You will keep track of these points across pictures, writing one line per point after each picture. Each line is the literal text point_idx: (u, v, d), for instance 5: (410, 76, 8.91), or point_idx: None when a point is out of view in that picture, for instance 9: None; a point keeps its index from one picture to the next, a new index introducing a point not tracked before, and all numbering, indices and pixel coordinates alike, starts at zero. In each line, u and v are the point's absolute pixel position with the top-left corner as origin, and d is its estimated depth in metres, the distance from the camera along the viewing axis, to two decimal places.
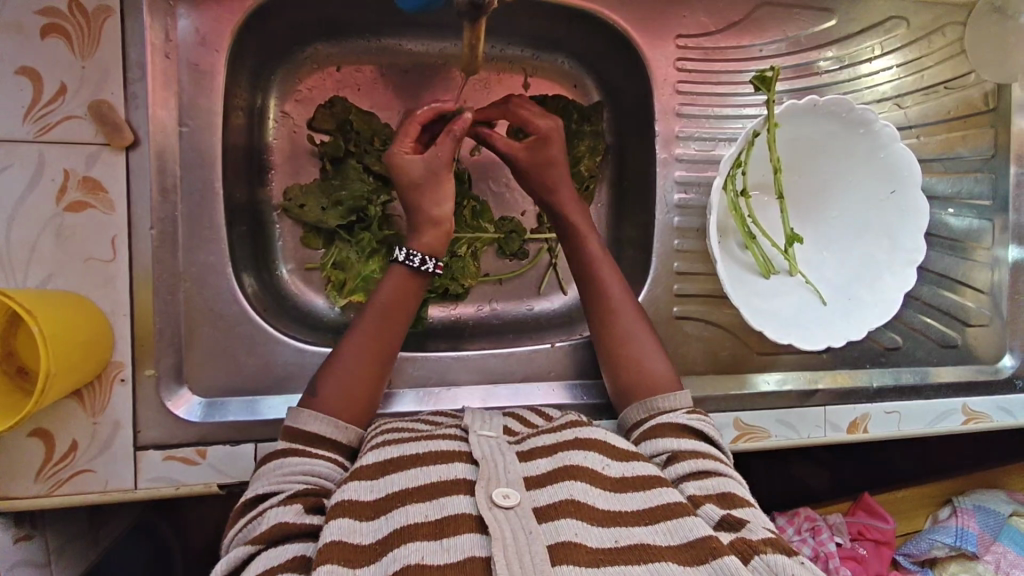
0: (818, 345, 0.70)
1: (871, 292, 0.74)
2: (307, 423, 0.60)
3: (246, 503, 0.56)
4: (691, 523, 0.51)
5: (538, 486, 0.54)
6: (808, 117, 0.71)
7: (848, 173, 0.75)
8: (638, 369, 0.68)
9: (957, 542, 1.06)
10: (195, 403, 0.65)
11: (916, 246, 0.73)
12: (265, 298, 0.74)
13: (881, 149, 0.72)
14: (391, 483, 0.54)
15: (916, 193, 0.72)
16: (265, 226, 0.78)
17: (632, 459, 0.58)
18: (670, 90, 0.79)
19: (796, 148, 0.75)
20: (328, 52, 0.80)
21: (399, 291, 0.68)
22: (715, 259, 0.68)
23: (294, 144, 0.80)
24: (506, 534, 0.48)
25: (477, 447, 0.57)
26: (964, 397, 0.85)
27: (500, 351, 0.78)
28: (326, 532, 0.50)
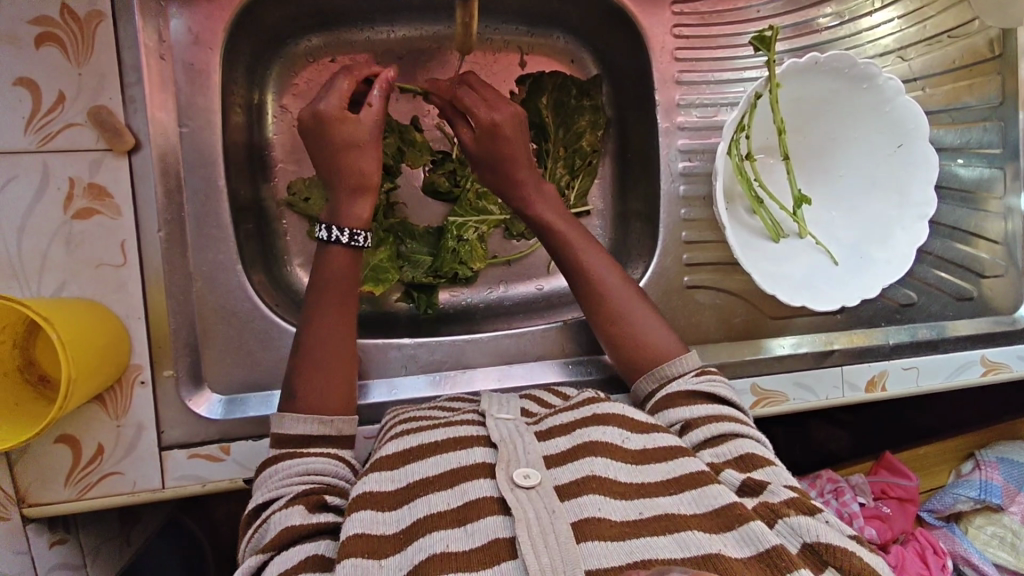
0: (831, 308, 0.70)
1: (882, 249, 0.73)
2: (291, 426, 0.60)
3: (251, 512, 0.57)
4: (714, 491, 0.51)
5: (559, 464, 0.54)
6: (808, 75, 0.69)
7: (855, 132, 0.74)
8: (640, 347, 0.68)
9: (981, 495, 1.08)
10: (216, 401, 0.65)
11: (926, 198, 0.72)
12: (277, 294, 0.75)
13: (886, 103, 0.71)
14: (413, 471, 0.55)
15: (926, 144, 0.71)
16: (270, 223, 0.78)
17: (650, 431, 0.58)
18: (668, 57, 0.78)
19: (799, 108, 0.73)
20: (320, 44, 0.80)
21: (347, 266, 0.67)
22: (724, 226, 0.67)
23: (293, 139, 0.80)
24: (530, 513, 0.48)
25: (495, 430, 0.58)
26: (982, 349, 0.85)
27: (511, 332, 0.78)
28: (348, 527, 0.51)
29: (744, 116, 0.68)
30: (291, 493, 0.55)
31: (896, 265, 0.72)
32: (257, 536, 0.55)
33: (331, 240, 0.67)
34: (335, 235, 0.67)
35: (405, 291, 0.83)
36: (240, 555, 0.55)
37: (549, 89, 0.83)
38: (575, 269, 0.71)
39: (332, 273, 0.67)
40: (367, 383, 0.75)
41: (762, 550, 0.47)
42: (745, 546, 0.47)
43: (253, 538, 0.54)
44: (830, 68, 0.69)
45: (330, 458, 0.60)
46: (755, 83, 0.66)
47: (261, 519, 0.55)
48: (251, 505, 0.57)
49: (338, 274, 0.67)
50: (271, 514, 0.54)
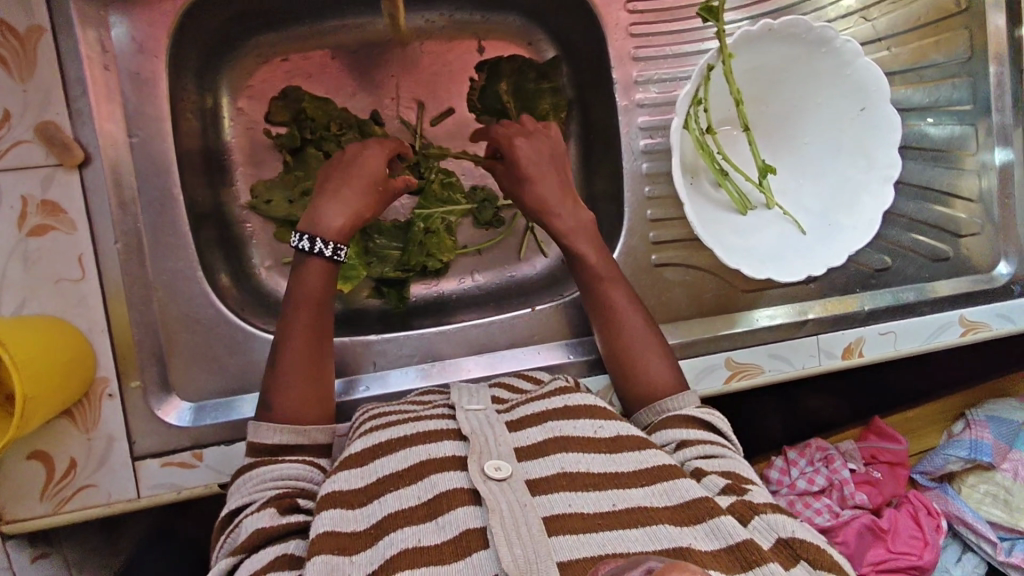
0: (796, 278, 0.69)
1: (849, 214, 0.71)
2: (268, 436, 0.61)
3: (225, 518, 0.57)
4: (685, 484, 0.53)
5: (530, 457, 0.54)
6: (763, 42, 0.67)
7: (819, 96, 0.72)
8: (643, 382, 0.68)
9: (972, 454, 1.08)
10: (185, 409, 0.66)
11: (891, 159, 0.70)
12: (245, 297, 0.76)
13: (847, 66, 0.68)
14: (381, 467, 0.56)
15: (888, 107, 0.69)
16: (234, 227, 0.78)
17: (622, 422, 0.59)
18: (622, 34, 0.76)
19: (757, 76, 0.71)
20: (273, 43, 0.79)
21: (321, 280, 0.66)
22: (683, 202, 0.66)
23: (253, 141, 0.79)
24: (502, 502, 0.48)
25: (465, 423, 0.57)
26: (960, 309, 0.84)
27: (480, 322, 0.78)
28: (319, 523, 0.51)
29: (698, 89, 0.66)
30: (264, 497, 0.55)
31: (863, 230, 0.70)
32: (230, 542, 0.55)
33: (312, 250, 0.66)
34: (316, 247, 0.66)
35: (375, 287, 0.83)
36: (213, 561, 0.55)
37: (506, 75, 0.83)
38: (599, 305, 0.71)
39: (308, 288, 0.66)
40: (339, 380, 0.75)
41: (732, 543, 0.47)
42: (715, 540, 0.48)
43: (227, 543, 0.54)
44: (785, 34, 0.66)
45: (302, 465, 0.60)
46: (706, 55, 0.64)
47: (234, 524, 0.55)
48: (224, 510, 0.57)
49: (311, 287, 0.66)
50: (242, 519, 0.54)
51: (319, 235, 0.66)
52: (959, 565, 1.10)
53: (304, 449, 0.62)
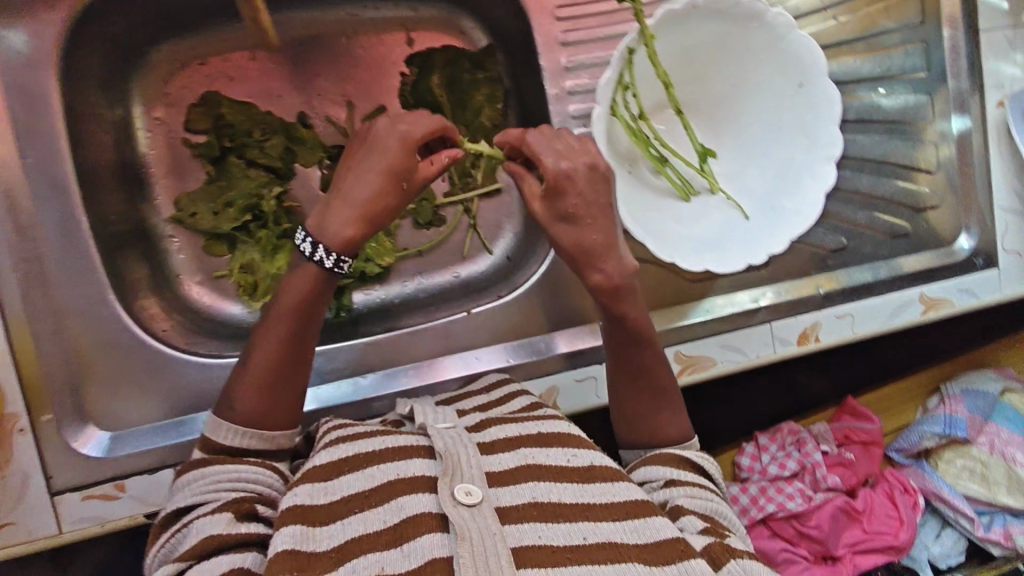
0: (735, 268, 0.66)
1: (790, 196, 0.68)
2: (226, 436, 0.58)
3: (171, 515, 0.54)
4: (657, 523, 0.51)
5: (502, 483, 0.53)
6: (689, 21, 0.63)
7: (757, 74, 0.68)
8: (647, 424, 0.65)
9: (947, 430, 1.05)
10: (102, 439, 0.64)
11: (832, 137, 0.67)
12: (174, 315, 0.73)
13: (780, 41, 0.65)
14: (347, 485, 0.54)
15: (825, 83, 0.66)
16: (157, 243, 0.75)
17: (592, 450, 0.59)
18: (548, 17, 0.70)
19: (688, 57, 0.67)
20: (186, 47, 0.75)
21: (309, 289, 0.61)
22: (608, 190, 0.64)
23: (172, 151, 0.76)
24: (472, 530, 0.48)
25: (438, 439, 0.56)
26: (920, 286, 0.81)
27: (413, 329, 0.75)
28: (276, 542, 0.49)
29: (622, 73, 0.63)
30: (223, 499, 0.53)
31: (806, 212, 0.67)
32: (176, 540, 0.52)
33: (311, 256, 0.60)
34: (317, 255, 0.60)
35: None
36: (154, 556, 0.53)
37: (439, 67, 0.79)
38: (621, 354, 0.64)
39: (291, 292, 0.61)
40: None
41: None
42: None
43: (172, 543, 0.52)
44: (712, 11, 0.63)
45: (265, 470, 0.57)
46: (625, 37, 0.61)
47: (183, 522, 0.53)
48: (179, 501, 0.55)
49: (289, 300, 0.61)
50: (194, 519, 0.52)
51: (324, 241, 0.60)
52: (939, 542, 1.08)
53: (261, 453, 0.59)
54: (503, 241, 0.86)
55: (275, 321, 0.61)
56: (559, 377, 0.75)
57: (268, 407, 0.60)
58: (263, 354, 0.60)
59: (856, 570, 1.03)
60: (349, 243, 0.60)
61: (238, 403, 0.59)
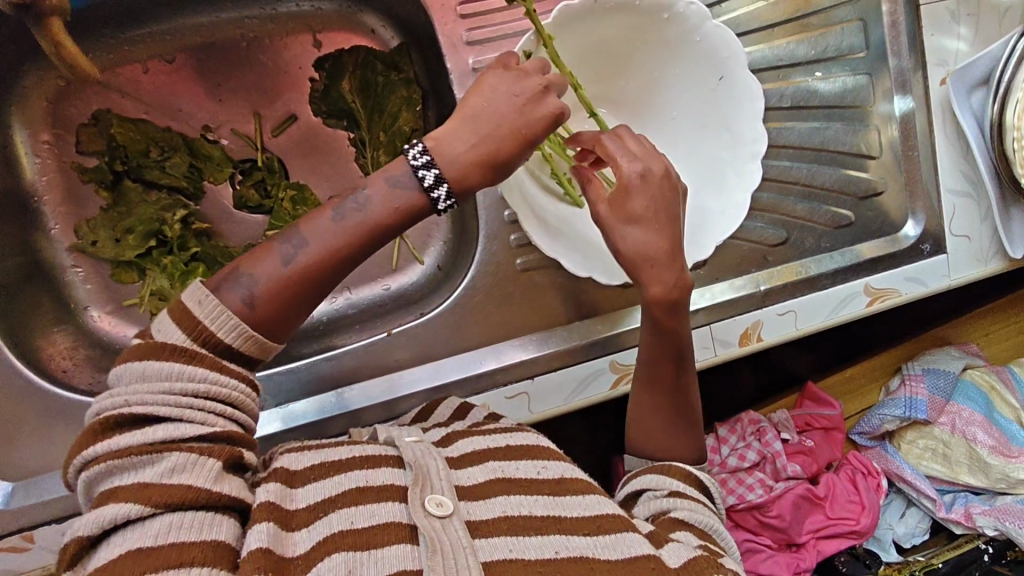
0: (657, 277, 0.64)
1: (715, 197, 0.65)
2: (219, 322, 0.46)
3: (126, 420, 0.43)
4: (629, 539, 0.51)
5: (474, 496, 0.51)
6: (592, 17, 0.58)
7: (675, 68, 0.64)
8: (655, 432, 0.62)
9: (907, 412, 1.03)
10: (3, 489, 0.60)
11: (756, 133, 0.63)
12: (83, 350, 0.70)
13: (695, 33, 0.60)
14: (314, 491, 0.49)
15: (745, 75, 0.62)
16: (59, 275, 0.71)
17: (562, 461, 0.58)
18: (451, 16, 0.66)
19: (600, 54, 0.63)
20: None
21: (399, 209, 0.50)
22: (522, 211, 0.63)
23: (67, 176, 0.72)
24: (445, 542, 0.45)
25: (407, 450, 0.53)
26: (864, 278, 0.78)
27: (332, 354, 0.71)
28: (248, 540, 0.43)
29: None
30: (211, 436, 0.45)
31: (732, 214, 0.64)
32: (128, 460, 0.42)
33: (422, 186, 0.50)
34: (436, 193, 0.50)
35: None
36: (89, 461, 0.42)
37: (350, 69, 0.74)
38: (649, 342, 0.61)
39: (376, 207, 0.50)
40: None
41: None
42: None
43: (123, 463, 0.42)
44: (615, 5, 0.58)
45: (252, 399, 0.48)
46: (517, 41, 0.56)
47: (147, 443, 0.43)
48: (140, 409, 0.43)
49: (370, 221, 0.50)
50: (167, 450, 0.43)
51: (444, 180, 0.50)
52: (903, 522, 1.06)
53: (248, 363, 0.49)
54: (434, 249, 0.82)
55: (346, 228, 0.50)
56: (491, 393, 0.70)
57: (281, 315, 0.48)
58: (318, 250, 0.49)
59: (820, 555, 1.02)
60: (465, 182, 0.50)
61: (260, 273, 0.48)
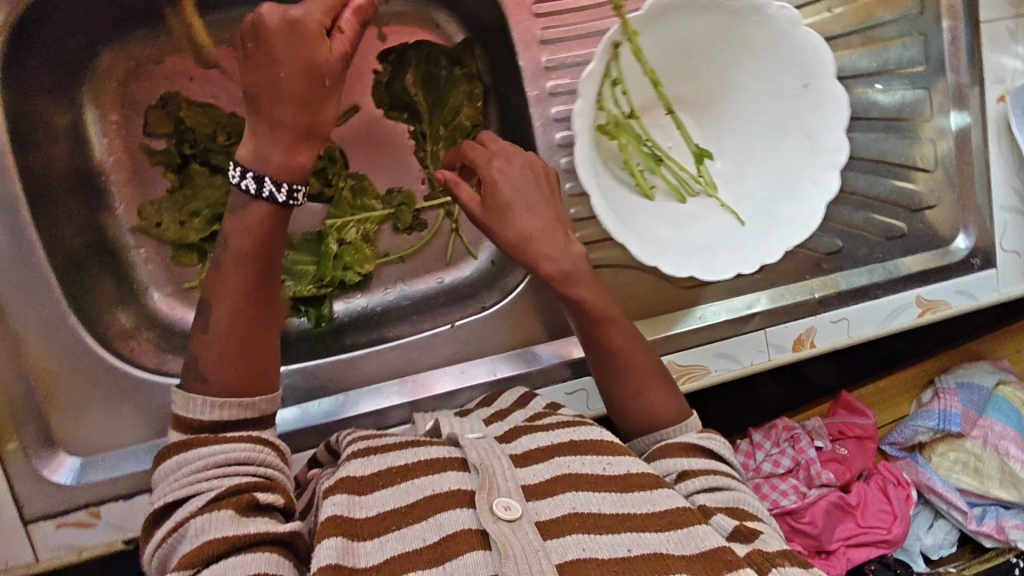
0: (728, 275, 0.63)
1: (787, 204, 0.65)
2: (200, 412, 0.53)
3: (162, 510, 0.51)
4: (702, 532, 0.50)
5: (541, 495, 0.52)
6: (684, 15, 0.60)
7: (754, 74, 0.65)
8: (641, 404, 0.63)
9: (941, 425, 1.04)
10: (73, 465, 0.61)
11: (836, 142, 0.63)
12: (146, 332, 0.69)
13: (782, 38, 0.62)
14: (382, 499, 0.53)
15: (830, 84, 0.62)
16: (123, 257, 0.71)
17: (627, 455, 0.57)
18: (526, 14, 0.65)
19: (686, 52, 0.64)
20: (140, 46, 0.70)
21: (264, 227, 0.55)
22: (595, 197, 0.59)
23: (133, 158, 0.71)
24: (515, 547, 0.47)
25: (472, 451, 0.55)
26: (916, 289, 0.78)
27: (394, 344, 0.73)
28: (319, 556, 0.47)
29: (610, 70, 0.61)
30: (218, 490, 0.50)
31: (805, 221, 0.64)
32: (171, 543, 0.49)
33: (257, 193, 0.54)
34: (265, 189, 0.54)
35: (291, 306, 0.77)
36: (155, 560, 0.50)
37: (414, 64, 0.75)
38: (588, 332, 0.64)
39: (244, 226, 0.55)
40: None
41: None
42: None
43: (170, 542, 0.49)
44: (708, 4, 0.59)
45: (257, 446, 0.54)
46: (610, 31, 0.58)
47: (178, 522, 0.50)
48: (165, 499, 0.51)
49: (237, 249, 0.55)
50: (190, 518, 0.49)
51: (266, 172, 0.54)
52: (931, 533, 1.08)
53: (252, 424, 0.55)
54: (488, 244, 0.82)
55: (246, 234, 0.55)
56: (549, 389, 0.74)
57: (235, 378, 0.55)
58: (226, 313, 0.55)
59: (849, 563, 1.02)
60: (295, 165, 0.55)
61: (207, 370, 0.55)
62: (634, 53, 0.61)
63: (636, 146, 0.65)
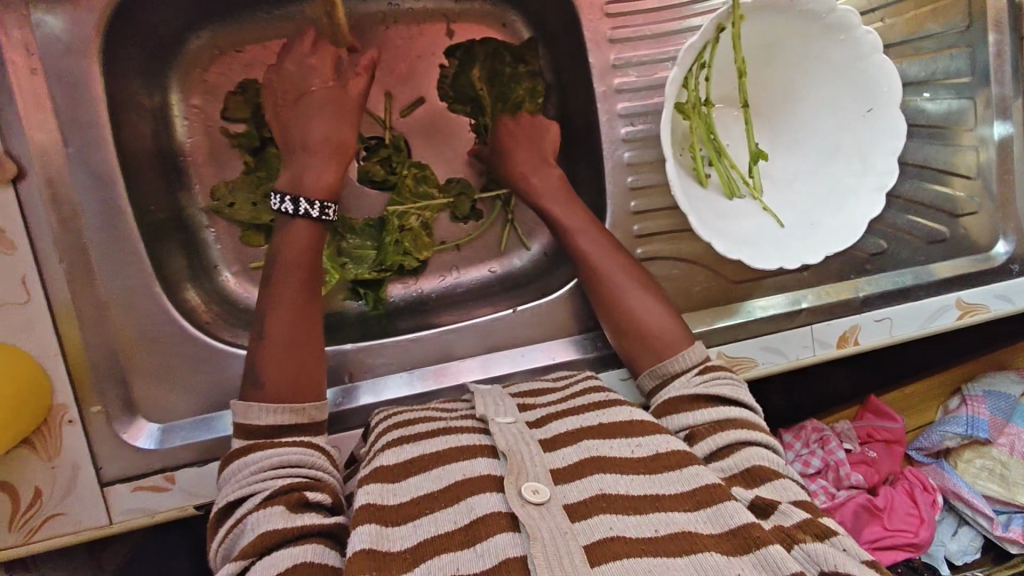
0: (770, 266, 0.64)
1: (834, 215, 0.67)
2: (260, 417, 0.58)
3: (222, 511, 0.53)
4: (731, 508, 0.48)
5: (568, 479, 0.51)
6: (780, 16, 0.63)
7: (824, 93, 0.68)
8: (643, 337, 0.67)
9: (969, 431, 1.06)
10: (153, 431, 0.63)
11: (888, 167, 0.67)
12: (215, 308, 0.71)
13: (859, 61, 0.65)
14: (417, 486, 0.52)
15: (894, 113, 0.66)
16: (197, 234, 0.74)
17: (662, 432, 0.56)
18: (598, 14, 0.69)
19: (770, 54, 0.67)
20: (225, 33, 0.73)
21: (307, 240, 0.65)
22: (666, 157, 0.61)
23: (212, 140, 0.74)
24: (542, 529, 0.46)
25: (500, 438, 0.54)
26: (957, 292, 0.81)
27: (458, 328, 0.75)
28: (353, 542, 0.47)
29: (704, 51, 0.63)
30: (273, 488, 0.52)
31: (846, 231, 0.67)
32: (232, 539, 0.51)
33: (295, 213, 0.65)
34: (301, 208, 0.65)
35: (351, 289, 0.78)
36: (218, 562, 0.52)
37: (480, 59, 0.77)
38: (589, 274, 0.69)
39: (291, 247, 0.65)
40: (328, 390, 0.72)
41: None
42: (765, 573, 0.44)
43: (228, 539, 0.51)
44: (804, 12, 0.63)
45: (307, 450, 0.57)
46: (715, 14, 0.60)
47: (237, 520, 0.52)
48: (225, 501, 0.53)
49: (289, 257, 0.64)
50: (247, 514, 0.51)
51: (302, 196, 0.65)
52: (955, 540, 1.08)
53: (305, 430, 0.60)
54: (540, 236, 0.85)
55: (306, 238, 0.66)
56: (606, 375, 0.75)
57: (290, 378, 0.61)
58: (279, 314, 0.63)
59: None
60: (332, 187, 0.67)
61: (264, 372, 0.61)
62: (730, 39, 0.64)
63: (704, 133, 0.68)
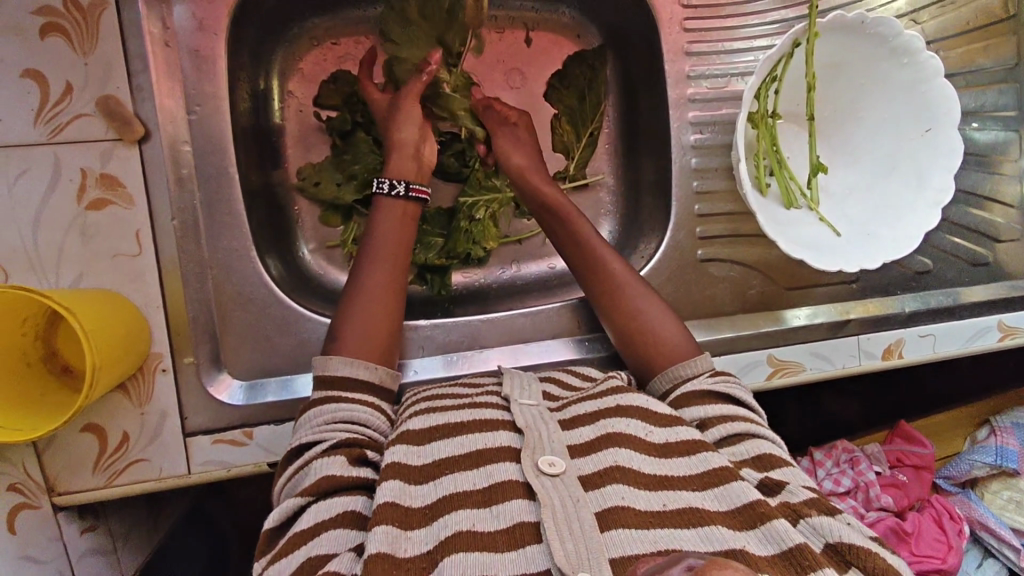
0: (830, 267, 0.68)
1: (888, 227, 0.71)
2: (337, 368, 0.58)
3: (293, 452, 0.55)
4: (740, 487, 0.47)
5: (582, 454, 0.50)
6: (848, 36, 0.68)
7: (884, 112, 0.72)
8: (648, 334, 0.66)
9: (998, 461, 1.03)
10: (236, 387, 0.66)
11: (944, 186, 0.71)
12: (290, 281, 0.74)
13: (923, 83, 0.70)
14: (439, 449, 0.51)
15: (951, 133, 0.70)
16: (283, 210, 0.78)
17: (673, 425, 0.53)
18: (676, 28, 0.76)
19: (835, 74, 0.72)
20: (326, 26, 0.78)
21: (403, 218, 0.68)
22: (739, 162, 0.66)
23: (302, 124, 0.79)
24: (552, 496, 0.45)
25: (519, 415, 0.53)
26: (999, 314, 0.84)
27: (527, 311, 0.78)
28: (381, 493, 0.47)
29: (777, 65, 0.68)
30: (338, 439, 0.53)
31: (902, 244, 0.70)
32: (293, 482, 0.53)
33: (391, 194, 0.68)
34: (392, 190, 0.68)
35: (417, 273, 0.82)
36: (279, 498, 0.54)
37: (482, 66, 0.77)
38: (599, 279, 0.70)
39: (388, 226, 0.67)
40: (407, 361, 0.75)
41: (786, 548, 0.43)
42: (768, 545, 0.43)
43: (291, 480, 0.53)
44: (873, 34, 0.68)
45: (375, 412, 0.58)
46: (793, 29, 0.65)
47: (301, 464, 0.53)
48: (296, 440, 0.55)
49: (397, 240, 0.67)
50: (313, 460, 0.52)
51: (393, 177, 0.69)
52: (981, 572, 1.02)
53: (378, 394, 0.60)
54: None
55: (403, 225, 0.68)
56: None
57: (375, 340, 0.62)
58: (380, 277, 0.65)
59: None
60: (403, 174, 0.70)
61: (352, 330, 0.62)
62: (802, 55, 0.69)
63: (767, 144, 0.72)
